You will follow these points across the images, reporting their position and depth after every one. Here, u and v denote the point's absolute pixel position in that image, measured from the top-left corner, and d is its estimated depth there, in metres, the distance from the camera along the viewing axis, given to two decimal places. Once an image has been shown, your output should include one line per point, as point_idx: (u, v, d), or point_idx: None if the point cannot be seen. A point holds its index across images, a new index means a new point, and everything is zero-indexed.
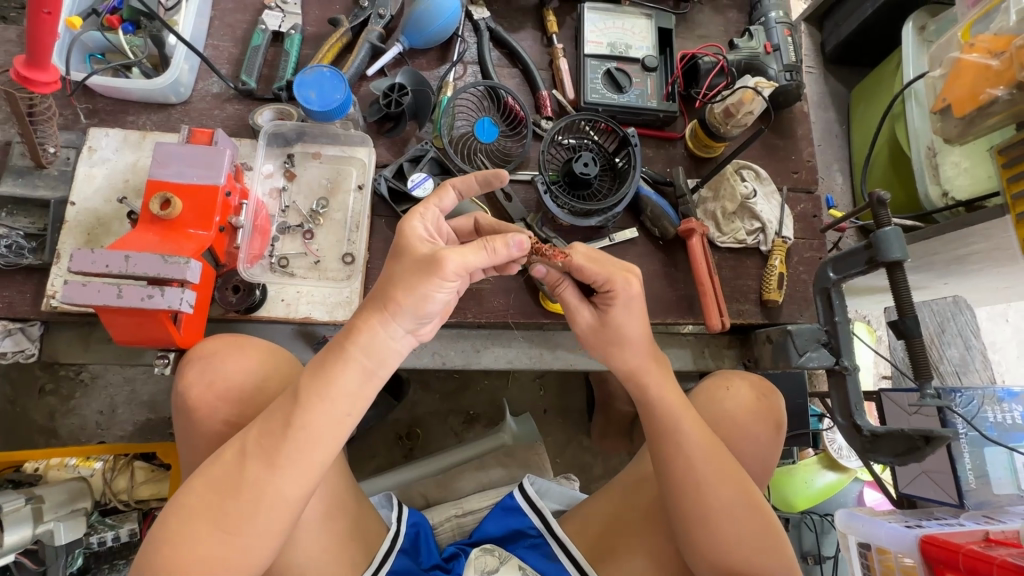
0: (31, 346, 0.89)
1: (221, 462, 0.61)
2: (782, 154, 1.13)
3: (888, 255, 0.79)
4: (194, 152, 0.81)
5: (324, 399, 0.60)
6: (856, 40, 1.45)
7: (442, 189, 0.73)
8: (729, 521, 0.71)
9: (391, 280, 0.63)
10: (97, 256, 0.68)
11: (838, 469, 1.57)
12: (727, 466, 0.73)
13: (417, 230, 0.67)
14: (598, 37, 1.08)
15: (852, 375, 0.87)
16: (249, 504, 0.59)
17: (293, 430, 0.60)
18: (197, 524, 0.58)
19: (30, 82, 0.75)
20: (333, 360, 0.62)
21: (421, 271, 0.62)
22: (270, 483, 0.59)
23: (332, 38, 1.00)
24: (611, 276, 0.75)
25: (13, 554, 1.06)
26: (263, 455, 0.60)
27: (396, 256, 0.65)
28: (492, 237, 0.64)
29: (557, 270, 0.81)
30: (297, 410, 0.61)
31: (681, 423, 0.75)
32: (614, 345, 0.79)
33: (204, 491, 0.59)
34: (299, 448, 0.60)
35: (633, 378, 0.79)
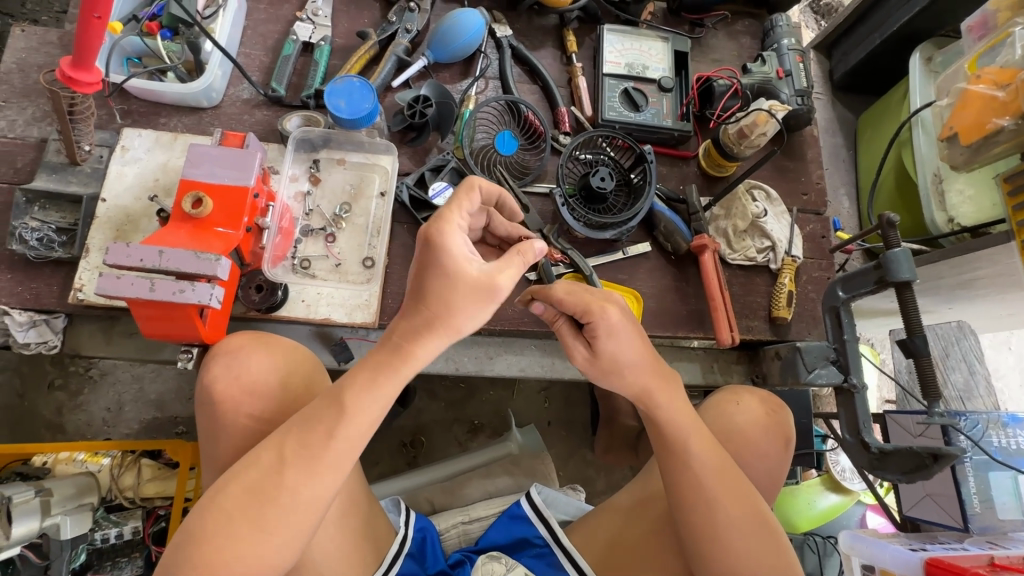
0: (55, 338, 0.91)
1: (257, 465, 0.61)
2: (792, 176, 1.16)
3: (897, 275, 0.81)
4: (226, 154, 0.84)
5: (363, 403, 0.63)
6: (864, 68, 1.49)
7: (471, 192, 0.67)
8: (740, 537, 0.73)
9: (444, 302, 0.63)
10: (132, 250, 0.70)
11: (841, 491, 1.58)
12: (738, 484, 0.75)
13: (459, 247, 0.63)
14: (616, 57, 1.12)
15: (860, 393, 0.89)
16: (287, 507, 0.60)
17: (334, 440, 0.62)
18: (232, 525, 0.59)
19: (74, 82, 0.78)
20: (380, 371, 0.65)
21: (475, 296, 0.63)
22: (310, 486, 0.61)
23: (361, 50, 1.03)
24: (591, 307, 0.74)
25: (19, 546, 1.07)
26: (303, 462, 0.61)
27: (442, 273, 0.62)
28: (523, 246, 0.67)
29: (554, 310, 0.79)
30: (336, 419, 0.63)
31: (691, 445, 0.76)
32: (610, 371, 0.78)
33: (242, 492, 0.60)
34: (340, 455, 0.62)
35: (640, 397, 0.78)
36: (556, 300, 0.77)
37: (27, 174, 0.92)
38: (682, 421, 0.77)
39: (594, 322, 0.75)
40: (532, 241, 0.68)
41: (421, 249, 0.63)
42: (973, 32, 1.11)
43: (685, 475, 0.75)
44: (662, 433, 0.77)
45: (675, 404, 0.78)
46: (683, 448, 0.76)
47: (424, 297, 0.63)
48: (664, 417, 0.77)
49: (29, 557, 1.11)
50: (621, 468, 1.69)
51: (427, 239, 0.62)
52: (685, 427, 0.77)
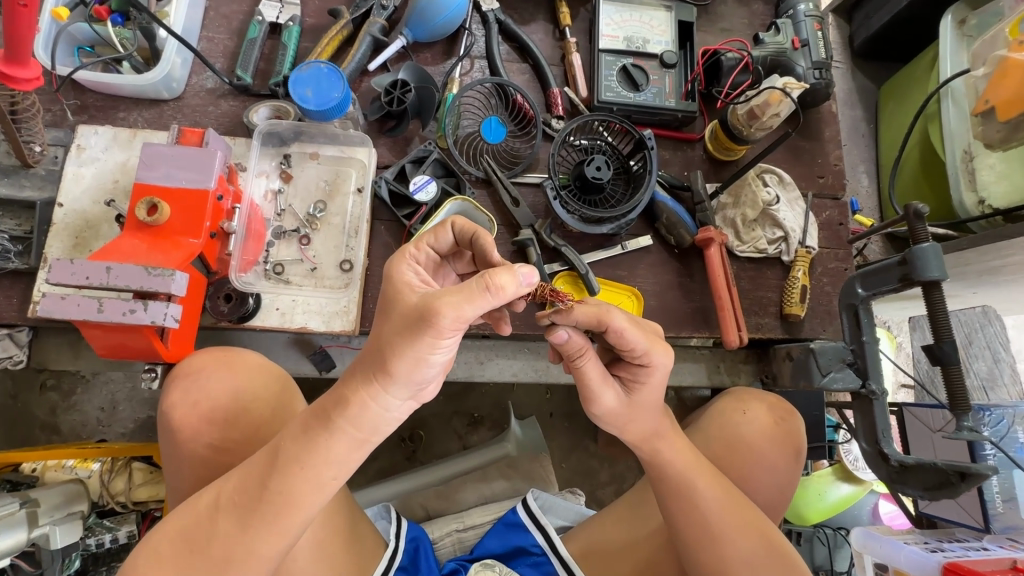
0: (20, 353, 0.86)
1: (194, 509, 0.55)
2: (808, 157, 1.06)
3: (925, 274, 0.73)
4: (183, 154, 0.77)
5: (304, 465, 0.51)
6: (888, 33, 1.36)
7: (441, 228, 0.63)
8: (750, 570, 0.67)
9: (375, 341, 0.49)
10: (77, 267, 0.64)
11: (854, 481, 1.52)
12: (747, 519, 0.69)
13: (406, 277, 0.53)
14: (613, 30, 1.02)
15: (879, 400, 0.81)
16: (217, 563, 0.52)
17: (269, 494, 0.52)
18: (161, 574, 0.52)
19: (10, 78, 0.71)
20: (316, 423, 0.51)
21: (406, 327, 0.47)
22: (244, 544, 0.52)
23: (332, 31, 0.94)
24: (653, 347, 0.63)
25: (8, 557, 1.04)
26: (236, 511, 0.53)
27: (383, 310, 0.51)
28: (493, 272, 0.46)
29: (584, 342, 0.62)
30: (269, 471, 0.52)
31: (696, 485, 0.69)
32: (636, 418, 0.69)
33: (174, 537, 0.53)
34: (271, 511, 0.52)
35: (646, 440, 0.71)
36: (611, 330, 0.61)
37: None
38: (682, 461, 0.70)
39: (652, 363, 0.64)
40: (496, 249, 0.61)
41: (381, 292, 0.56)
42: None
43: (689, 512, 0.68)
44: (664, 476, 0.70)
45: (679, 449, 0.71)
46: (689, 492, 0.69)
47: (370, 345, 0.50)
48: (669, 459, 0.70)
49: (22, 566, 1.10)
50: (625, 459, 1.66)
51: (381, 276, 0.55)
52: (689, 470, 0.70)
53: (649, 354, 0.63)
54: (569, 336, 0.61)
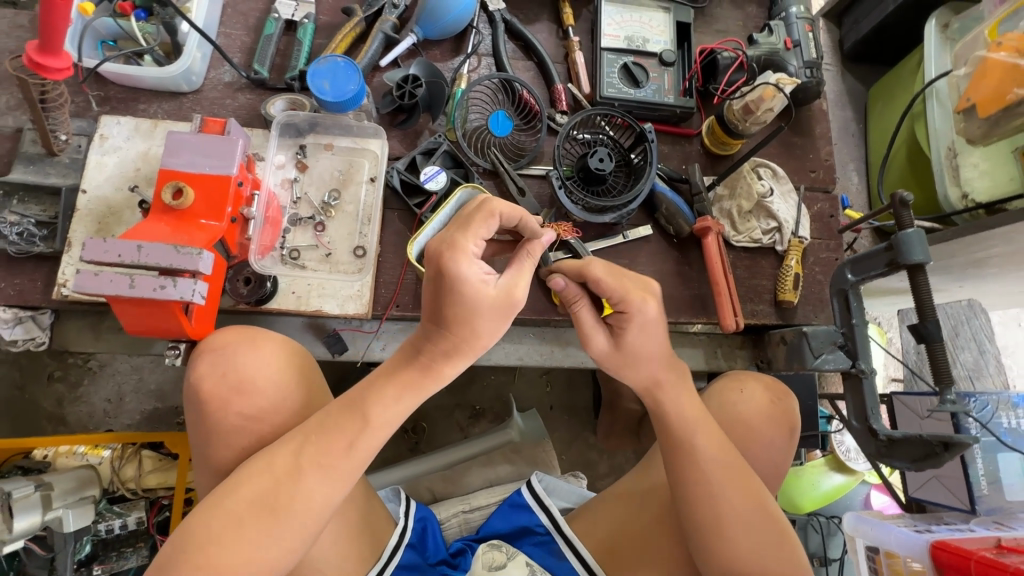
0: (42, 334, 0.89)
1: (271, 470, 0.62)
2: (799, 152, 1.11)
3: (910, 257, 0.78)
4: (206, 142, 0.81)
5: (379, 414, 0.65)
6: (876, 37, 1.42)
7: (488, 217, 0.63)
8: (745, 529, 0.71)
9: (471, 330, 0.64)
10: (109, 245, 0.68)
11: (846, 471, 1.56)
12: (743, 479, 0.73)
13: (479, 274, 0.61)
14: (615, 30, 1.06)
15: (869, 379, 0.85)
16: (297, 508, 0.61)
17: (354, 450, 0.64)
18: (242, 526, 0.59)
19: (42, 68, 0.74)
20: (397, 384, 0.66)
21: (498, 313, 0.63)
22: (328, 493, 0.63)
23: (346, 28, 0.98)
24: (628, 297, 0.73)
25: (22, 539, 1.08)
26: (317, 462, 0.62)
27: (461, 304, 0.62)
28: (531, 245, 0.69)
29: (575, 290, 0.77)
30: (351, 424, 0.64)
31: (696, 437, 0.75)
32: (630, 364, 0.77)
33: (253, 498, 0.60)
34: (356, 463, 0.64)
35: (648, 391, 0.79)
36: (590, 281, 0.74)
37: (4, 165, 0.89)
38: (687, 414, 0.76)
39: (628, 311, 0.73)
40: (540, 227, 0.71)
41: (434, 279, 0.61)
42: None
43: (687, 466, 0.73)
44: (666, 425, 0.76)
45: (681, 401, 0.77)
46: (688, 445, 0.74)
47: (461, 335, 0.64)
48: (669, 408, 0.77)
49: (34, 549, 1.12)
50: (624, 450, 1.69)
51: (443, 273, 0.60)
52: (690, 423, 0.76)
53: (622, 303, 0.73)
54: (565, 284, 0.76)
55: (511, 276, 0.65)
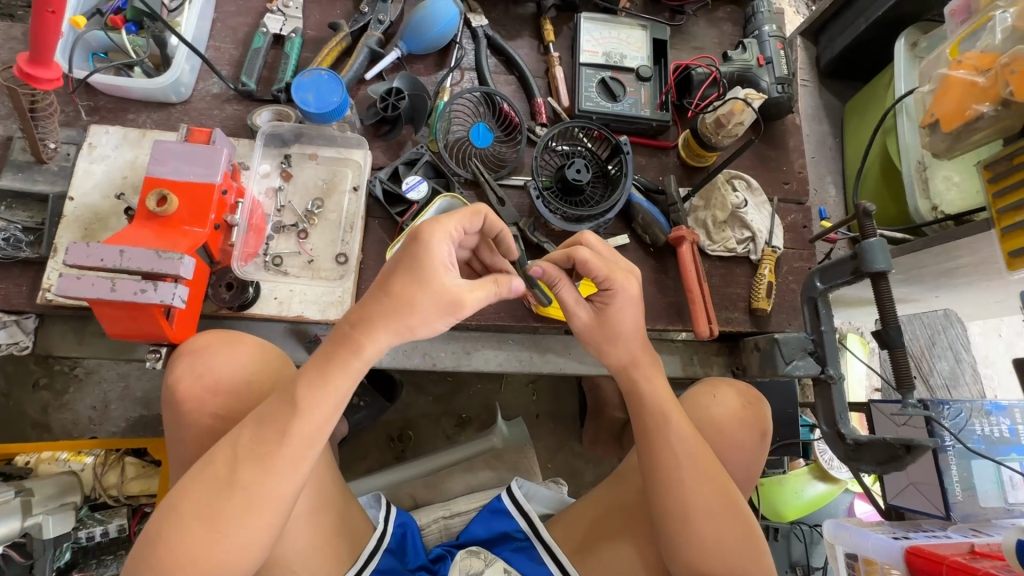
0: (26, 339, 0.91)
1: (214, 466, 0.63)
2: (773, 165, 1.14)
3: (872, 265, 0.80)
4: (191, 151, 0.83)
5: (320, 401, 0.64)
6: (850, 54, 1.47)
7: (474, 215, 0.71)
8: (712, 520, 0.74)
9: (405, 299, 0.65)
10: (92, 250, 0.69)
11: (829, 480, 1.58)
12: (713, 470, 0.76)
13: (443, 255, 0.67)
14: (593, 46, 1.10)
15: (837, 384, 0.89)
16: (239, 504, 0.61)
17: (286, 437, 0.63)
18: (188, 525, 0.60)
19: (32, 78, 0.77)
20: (328, 368, 0.66)
21: (440, 307, 0.66)
22: (266, 484, 0.62)
23: (332, 42, 1.02)
24: (613, 275, 0.78)
25: (0, 547, 1.06)
26: (257, 455, 0.62)
27: (420, 279, 0.65)
28: (500, 279, 0.71)
29: (556, 270, 0.80)
30: (288, 412, 0.64)
31: (669, 415, 0.79)
32: (609, 340, 0.82)
33: (197, 495, 0.61)
34: (292, 452, 0.63)
35: (624, 369, 0.82)
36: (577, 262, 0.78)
37: None
38: (662, 404, 0.80)
39: (614, 287, 0.79)
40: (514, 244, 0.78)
41: (410, 250, 0.67)
42: (956, 16, 1.09)
43: (661, 444, 0.77)
44: (642, 410, 0.80)
45: (656, 384, 0.81)
46: (663, 424, 0.78)
47: (397, 305, 0.65)
48: (645, 391, 0.81)
49: (13, 556, 1.11)
50: (609, 459, 1.70)
51: (420, 245, 0.66)
52: (664, 404, 0.80)
53: (610, 278, 0.78)
54: (545, 270, 0.80)
55: (473, 283, 0.68)
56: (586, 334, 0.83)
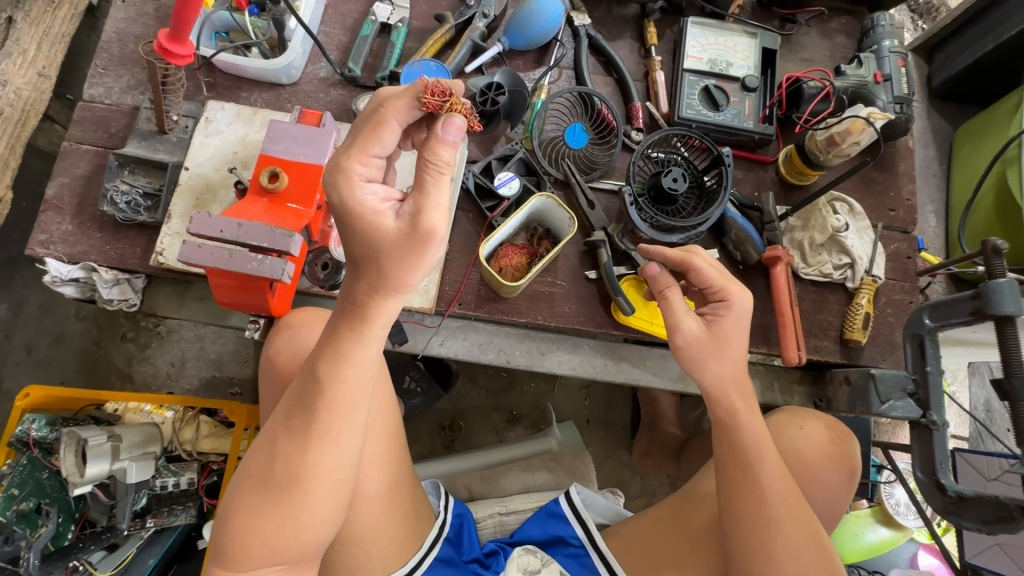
0: (135, 297, 0.97)
1: (262, 444, 0.66)
2: (879, 189, 1.08)
3: (1000, 307, 0.74)
4: (304, 132, 0.85)
5: (345, 375, 0.64)
6: (970, 75, 1.37)
7: (375, 129, 0.61)
8: (795, 562, 0.72)
9: (375, 267, 0.61)
10: (214, 221, 0.73)
11: (894, 525, 1.51)
12: (798, 510, 0.74)
13: (366, 203, 0.61)
14: (698, 52, 1.06)
15: (940, 431, 0.83)
16: (289, 484, 0.63)
17: (319, 415, 0.64)
18: (253, 503, 0.64)
19: (169, 54, 0.81)
20: (346, 336, 0.64)
21: (406, 248, 0.60)
22: (310, 461, 0.64)
23: (437, 34, 1.03)
24: (728, 285, 0.81)
25: (90, 484, 1.15)
26: (294, 437, 0.64)
27: (364, 240, 0.61)
28: (428, 152, 0.58)
29: (669, 276, 0.82)
30: (318, 394, 0.64)
31: (761, 456, 0.76)
32: (715, 355, 0.79)
33: (252, 472, 0.65)
34: (328, 429, 0.64)
35: (718, 397, 0.79)
36: (692, 268, 0.82)
37: (120, 139, 0.98)
38: (759, 441, 0.76)
39: (729, 299, 0.81)
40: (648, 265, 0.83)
41: (339, 216, 0.62)
42: None
43: (747, 486, 0.74)
44: (736, 443, 0.77)
45: (755, 424, 0.78)
46: (754, 466, 0.75)
47: (372, 266, 0.61)
48: (743, 422, 0.78)
49: (98, 495, 1.20)
50: (657, 473, 1.67)
51: (336, 208, 0.61)
52: (760, 442, 0.76)
53: (727, 289, 0.81)
54: (658, 272, 0.82)
55: (415, 201, 0.59)
56: (700, 345, 0.79)
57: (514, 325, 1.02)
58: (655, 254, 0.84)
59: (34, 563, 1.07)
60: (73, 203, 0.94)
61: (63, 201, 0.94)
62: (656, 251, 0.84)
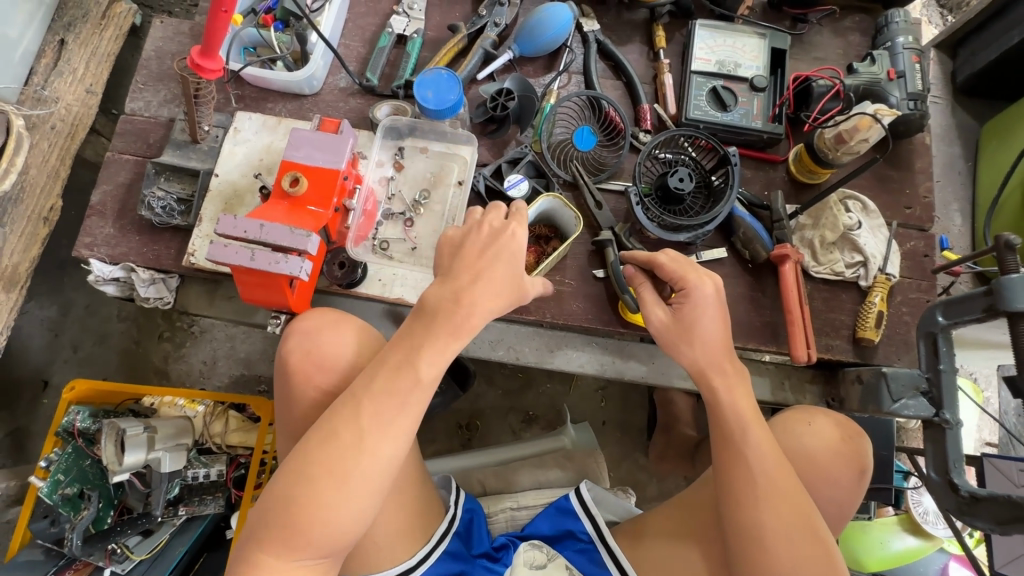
0: (169, 295, 1.04)
1: (331, 428, 0.69)
2: (894, 187, 1.07)
3: (1013, 303, 0.74)
4: (323, 139, 0.91)
5: (425, 368, 0.72)
6: (995, 70, 1.33)
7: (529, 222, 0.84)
8: (786, 544, 0.72)
9: (480, 299, 0.75)
10: (238, 222, 0.78)
11: (921, 534, 1.46)
12: (789, 491, 0.75)
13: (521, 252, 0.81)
14: (706, 54, 1.08)
15: (953, 430, 0.81)
16: (357, 463, 0.67)
17: (401, 404, 0.70)
18: (314, 482, 0.66)
19: (201, 68, 0.88)
20: (429, 330, 0.74)
21: (516, 290, 0.78)
22: (383, 442, 0.69)
23: (450, 43, 1.07)
24: (684, 274, 0.84)
25: (127, 473, 1.22)
26: (370, 420, 0.69)
27: (511, 260, 0.79)
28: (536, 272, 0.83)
29: (639, 274, 0.90)
30: (401, 381, 0.71)
31: (746, 431, 0.78)
32: (686, 339, 0.83)
33: (320, 453, 0.68)
34: (403, 413, 0.70)
35: (702, 374, 0.82)
36: (656, 264, 0.87)
37: (157, 149, 1.05)
38: (745, 417, 0.79)
39: (688, 286, 0.84)
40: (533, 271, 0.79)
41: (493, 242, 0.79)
42: None
43: (736, 461, 0.77)
44: (722, 420, 0.80)
45: (737, 397, 0.81)
46: (741, 442, 0.78)
47: (469, 296, 0.75)
48: (724, 400, 0.81)
49: (136, 484, 1.27)
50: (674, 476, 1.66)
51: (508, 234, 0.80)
52: (743, 416, 0.80)
53: (684, 278, 0.84)
54: (632, 272, 0.91)
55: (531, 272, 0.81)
56: (665, 331, 0.84)
57: (523, 323, 1.05)
58: (629, 255, 0.92)
59: (78, 544, 1.17)
60: (115, 208, 1.01)
61: (106, 207, 1.01)
62: (629, 252, 0.92)
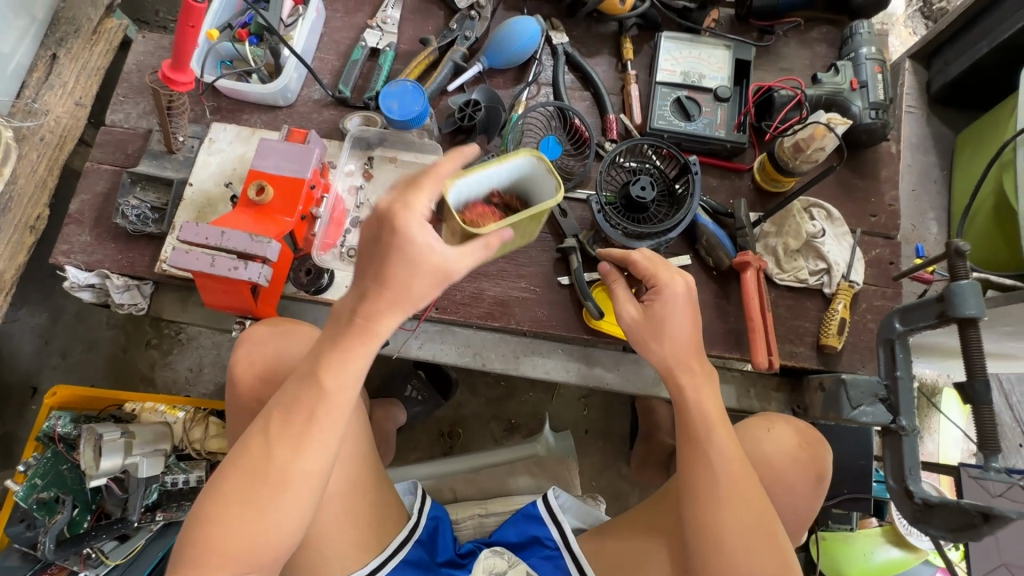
0: (143, 301, 1.07)
1: (249, 450, 0.68)
2: (860, 195, 1.08)
3: (962, 310, 0.73)
4: (289, 149, 0.93)
5: (338, 383, 0.68)
6: (967, 80, 1.34)
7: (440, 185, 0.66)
8: (743, 551, 0.72)
9: (405, 288, 0.66)
10: (200, 229, 0.81)
11: (906, 546, 1.44)
12: (748, 495, 0.74)
13: (425, 240, 0.64)
14: (672, 65, 1.10)
15: (909, 437, 0.81)
16: (278, 484, 0.67)
17: (314, 423, 0.67)
18: (231, 504, 0.66)
19: (172, 82, 0.90)
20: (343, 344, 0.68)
21: (434, 279, 0.66)
22: (301, 461, 0.67)
23: (420, 56, 1.10)
24: (656, 271, 0.84)
25: (105, 477, 1.23)
26: (288, 442, 0.67)
27: (406, 261, 0.65)
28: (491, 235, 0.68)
29: (613, 270, 0.89)
30: (314, 400, 0.68)
31: (712, 433, 0.78)
32: (655, 336, 0.83)
33: (238, 474, 0.67)
34: (321, 430, 0.68)
35: (670, 373, 0.82)
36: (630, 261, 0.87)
37: (134, 159, 1.08)
38: (712, 417, 0.79)
39: (660, 283, 0.84)
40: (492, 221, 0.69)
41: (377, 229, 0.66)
42: None
43: (700, 462, 0.77)
44: (688, 421, 0.80)
45: (704, 397, 0.80)
46: (708, 443, 0.77)
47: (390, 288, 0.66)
48: (691, 402, 0.80)
49: (114, 489, 1.28)
50: None
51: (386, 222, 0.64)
52: (710, 416, 0.79)
53: (657, 275, 0.84)
54: (607, 269, 0.91)
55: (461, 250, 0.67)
56: (637, 327, 0.84)
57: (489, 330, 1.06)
58: (604, 253, 0.92)
59: (50, 548, 1.16)
60: (92, 216, 1.04)
61: (83, 215, 1.04)
62: (604, 250, 0.92)
